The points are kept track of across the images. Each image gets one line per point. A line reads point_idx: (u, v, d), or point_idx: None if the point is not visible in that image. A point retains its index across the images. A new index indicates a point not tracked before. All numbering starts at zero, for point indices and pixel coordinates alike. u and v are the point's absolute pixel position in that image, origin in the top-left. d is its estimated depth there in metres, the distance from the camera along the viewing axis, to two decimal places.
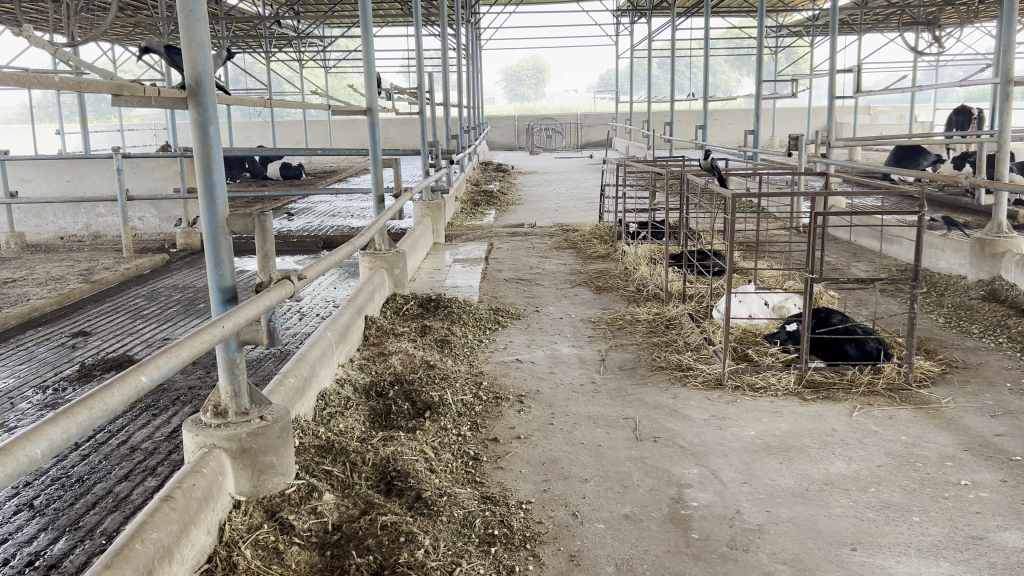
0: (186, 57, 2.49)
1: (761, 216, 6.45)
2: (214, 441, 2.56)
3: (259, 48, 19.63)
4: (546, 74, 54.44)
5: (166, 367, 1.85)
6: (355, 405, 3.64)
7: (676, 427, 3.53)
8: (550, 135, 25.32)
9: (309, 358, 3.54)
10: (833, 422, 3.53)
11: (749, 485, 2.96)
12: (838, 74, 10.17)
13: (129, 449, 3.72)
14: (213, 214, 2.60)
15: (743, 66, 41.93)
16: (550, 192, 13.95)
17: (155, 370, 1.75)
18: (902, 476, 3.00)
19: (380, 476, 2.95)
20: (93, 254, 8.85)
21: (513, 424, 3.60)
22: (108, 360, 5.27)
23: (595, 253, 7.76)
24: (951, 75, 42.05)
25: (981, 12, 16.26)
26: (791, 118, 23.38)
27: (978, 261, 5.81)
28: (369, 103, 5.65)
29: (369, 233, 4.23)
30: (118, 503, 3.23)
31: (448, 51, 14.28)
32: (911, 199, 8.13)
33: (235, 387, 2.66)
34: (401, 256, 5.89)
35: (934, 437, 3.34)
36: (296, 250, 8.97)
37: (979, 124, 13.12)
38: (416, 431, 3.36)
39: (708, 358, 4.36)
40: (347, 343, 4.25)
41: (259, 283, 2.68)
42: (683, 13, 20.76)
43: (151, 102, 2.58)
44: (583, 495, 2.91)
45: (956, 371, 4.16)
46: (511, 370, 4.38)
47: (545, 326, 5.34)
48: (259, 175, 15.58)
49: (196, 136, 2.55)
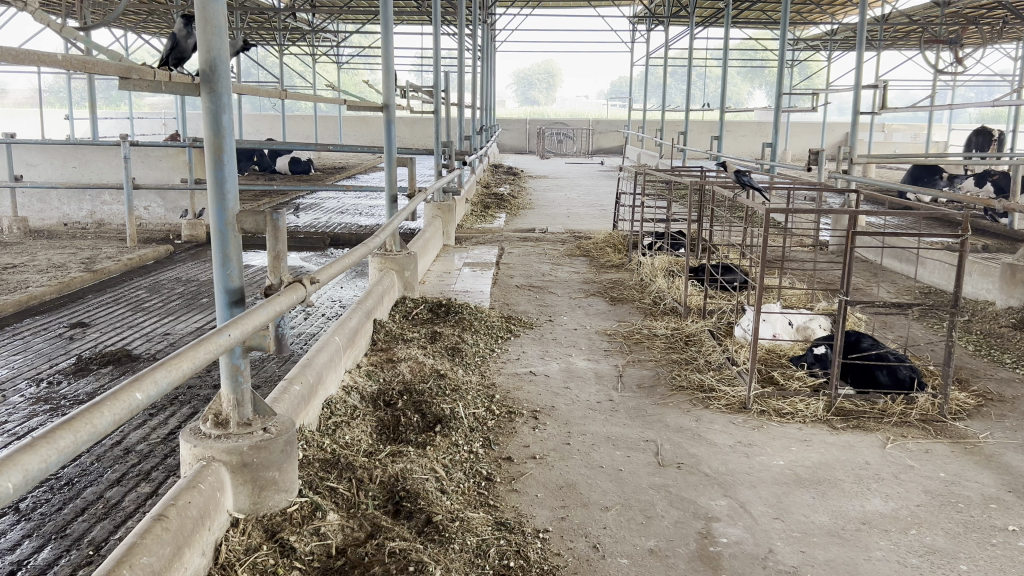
0: (199, 40, 2.31)
1: (785, 230, 6.24)
2: (213, 454, 2.39)
3: (272, 41, 19.45)
4: (558, 79, 54.61)
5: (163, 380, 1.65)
6: (362, 415, 3.46)
7: (701, 453, 3.34)
8: (561, 140, 25.20)
9: (316, 364, 3.37)
10: (866, 455, 3.34)
11: (781, 521, 2.77)
12: (861, 90, 9.94)
13: (123, 451, 3.53)
14: (222, 210, 2.41)
15: (756, 78, 41.77)
16: (561, 197, 13.78)
17: (153, 386, 1.56)
18: (944, 518, 2.81)
19: (388, 496, 2.76)
20: (97, 243, 8.67)
21: (528, 443, 3.41)
22: (105, 354, 5.07)
23: (609, 262, 7.56)
24: (963, 96, 42.06)
25: (1003, 33, 15.97)
26: (805, 133, 23.20)
27: (1008, 287, 5.63)
28: (387, 100, 5.45)
29: (383, 234, 4.04)
30: (109, 510, 3.04)
31: (464, 51, 13.72)
32: (934, 219, 7.96)
33: (238, 396, 2.48)
34: (412, 258, 5.68)
35: (974, 475, 3.15)
36: (303, 245, 8.78)
37: (999, 145, 12.97)
38: (426, 447, 3.17)
39: (731, 378, 4.17)
40: (355, 348, 4.08)
41: (268, 286, 2.48)
42: (701, 23, 20.49)
43: (161, 86, 2.41)
44: (605, 526, 2.72)
45: (993, 404, 3.96)
46: (524, 383, 4.19)
47: (559, 337, 5.16)
48: (268, 168, 15.47)
49: (208, 125, 2.36)
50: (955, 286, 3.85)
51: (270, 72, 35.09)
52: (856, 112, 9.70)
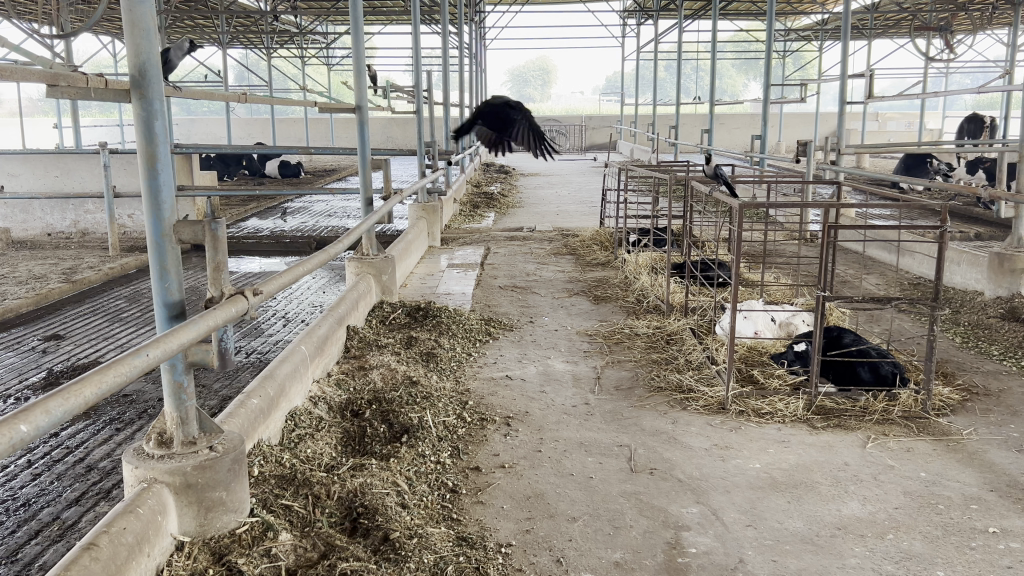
0: (127, 43, 2.21)
1: (769, 224, 6.14)
2: (156, 475, 2.29)
3: (260, 44, 19.30)
4: (552, 75, 54.46)
5: (61, 410, 1.55)
6: (327, 427, 3.37)
7: (675, 457, 3.25)
8: (554, 137, 25.07)
9: (279, 376, 3.28)
10: (845, 455, 3.25)
11: (754, 528, 2.68)
12: (848, 80, 9.81)
13: (85, 468, 3.44)
14: (157, 219, 2.32)
15: (750, 70, 41.62)
16: (551, 195, 13.67)
17: (43, 416, 1.47)
18: (923, 520, 2.71)
19: (346, 513, 2.67)
20: (79, 252, 8.57)
21: (497, 451, 3.32)
22: (77, 367, 4.97)
23: (595, 260, 7.46)
24: (957, 82, 41.92)
25: (994, 18, 15.80)
26: (798, 124, 23.07)
27: (996, 277, 5.54)
28: (360, 101, 5.35)
29: (347, 239, 3.93)
30: (64, 531, 2.95)
31: (449, 48, 13.20)
32: (923, 210, 7.87)
33: (183, 414, 2.38)
34: (390, 261, 5.57)
35: (956, 475, 3.05)
36: (287, 250, 8.67)
37: (991, 133, 12.85)
38: (390, 459, 3.08)
39: (711, 378, 4.07)
40: (324, 356, 3.98)
41: (208, 299, 2.39)
42: (691, 16, 20.32)
43: (89, 93, 2.32)
44: (571, 538, 2.63)
45: (978, 398, 3.86)
46: (500, 389, 4.09)
47: (538, 339, 5.06)
48: (257, 172, 15.37)
49: (140, 132, 2.27)
50: (936, 279, 3.74)
51: (261, 76, 34.96)
52: (843, 102, 9.58)
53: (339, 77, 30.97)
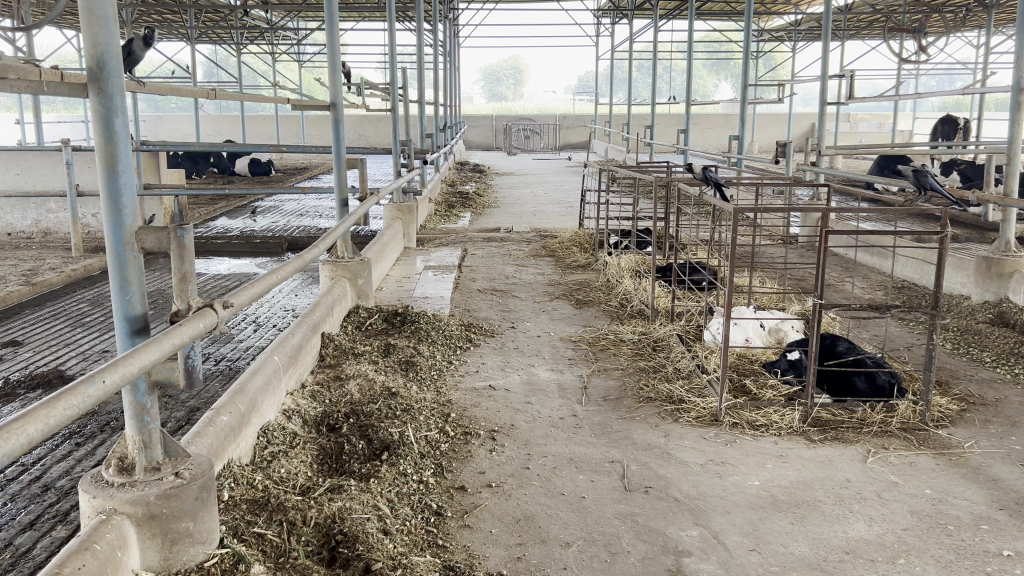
0: (84, 34, 2.00)
1: (756, 228, 6.00)
2: (115, 506, 2.09)
3: (229, 40, 18.90)
4: (525, 74, 54.32)
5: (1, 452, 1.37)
6: (302, 444, 3.18)
7: (670, 474, 3.09)
8: (527, 136, 24.92)
9: (250, 390, 3.07)
10: (846, 470, 3.12)
11: (758, 553, 2.53)
12: (827, 80, 9.72)
13: (41, 488, 3.21)
14: (118, 226, 2.12)
15: (722, 71, 41.82)
16: (527, 195, 13.49)
17: None
18: (934, 543, 2.58)
19: (324, 541, 2.48)
20: (41, 253, 8.26)
21: (483, 468, 3.14)
22: (35, 376, 4.71)
23: (575, 262, 7.31)
24: (926, 85, 42.33)
25: (967, 20, 15.83)
26: (771, 124, 23.10)
27: (984, 282, 5.44)
28: (335, 99, 5.13)
29: (323, 243, 3.73)
30: (17, 559, 2.71)
31: (425, 46, 12.94)
32: (905, 212, 7.79)
33: (145, 437, 2.18)
34: (365, 265, 5.36)
35: (962, 492, 2.93)
36: (258, 251, 8.42)
37: (965, 134, 12.89)
38: (371, 479, 2.89)
39: (702, 388, 3.93)
40: (298, 367, 3.77)
41: (174, 313, 2.19)
42: (666, 15, 20.20)
43: (42, 87, 2.10)
44: (566, 567, 2.46)
45: (977, 409, 3.76)
46: (483, 399, 3.91)
47: (521, 346, 4.88)
48: (227, 170, 15.05)
49: (98, 131, 2.07)
50: (936, 286, 3.62)
51: (230, 73, 34.46)
52: (822, 103, 9.50)
53: (311, 73, 30.56)
